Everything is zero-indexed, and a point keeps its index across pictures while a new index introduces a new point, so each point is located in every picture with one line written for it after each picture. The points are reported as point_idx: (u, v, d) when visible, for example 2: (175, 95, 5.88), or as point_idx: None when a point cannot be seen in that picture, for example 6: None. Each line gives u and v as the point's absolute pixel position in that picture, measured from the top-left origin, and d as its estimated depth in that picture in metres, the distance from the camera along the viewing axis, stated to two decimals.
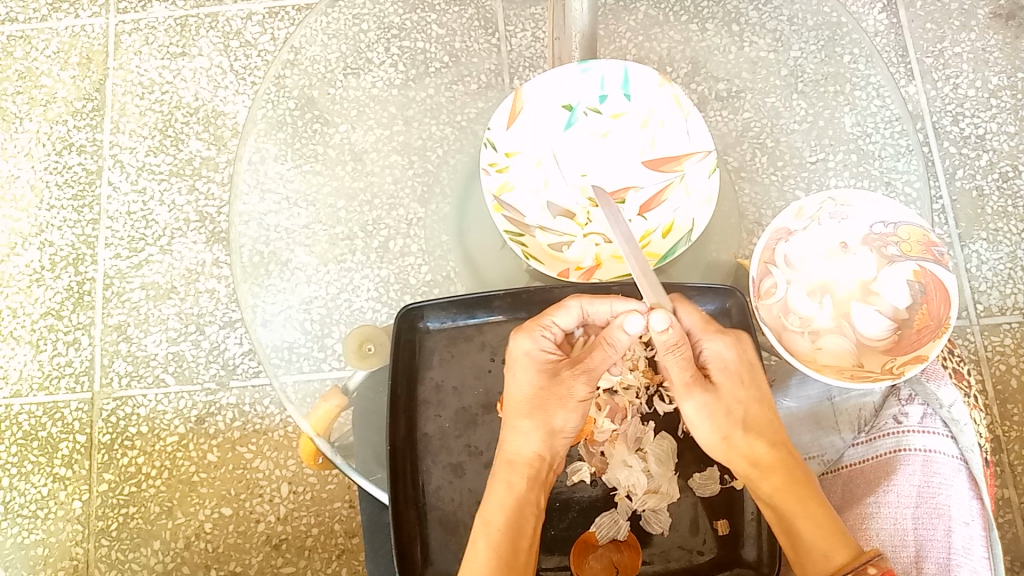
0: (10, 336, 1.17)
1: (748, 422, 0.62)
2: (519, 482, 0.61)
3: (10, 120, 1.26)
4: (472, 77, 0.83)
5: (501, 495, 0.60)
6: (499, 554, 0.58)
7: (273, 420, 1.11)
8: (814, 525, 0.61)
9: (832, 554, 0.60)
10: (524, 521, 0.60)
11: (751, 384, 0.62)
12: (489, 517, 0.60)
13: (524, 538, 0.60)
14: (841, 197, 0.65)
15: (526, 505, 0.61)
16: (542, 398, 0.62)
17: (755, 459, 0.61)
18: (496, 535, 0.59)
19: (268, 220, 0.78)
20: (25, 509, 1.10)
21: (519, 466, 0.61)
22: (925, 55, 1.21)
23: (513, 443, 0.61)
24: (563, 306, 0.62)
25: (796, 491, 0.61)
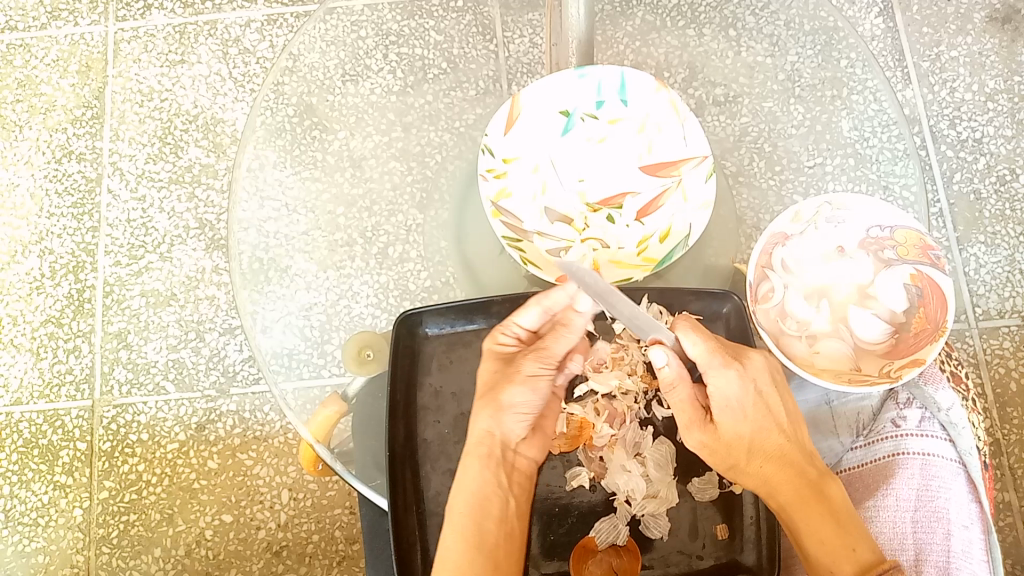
0: (10, 344, 1.17)
1: (755, 443, 0.61)
2: (478, 467, 0.63)
3: (10, 129, 1.27)
4: (471, 83, 0.84)
5: (465, 482, 0.62)
6: (470, 540, 0.61)
7: (274, 427, 1.11)
8: (821, 540, 0.60)
9: (839, 570, 0.60)
10: (491, 505, 0.62)
11: (757, 407, 0.61)
12: (454, 502, 0.62)
13: (492, 522, 0.62)
14: (838, 201, 0.65)
15: (489, 490, 0.62)
16: (496, 381, 0.64)
17: (762, 479, 0.61)
18: (464, 521, 0.62)
19: (267, 228, 0.79)
20: (25, 517, 1.10)
21: (475, 448, 0.63)
22: (922, 59, 1.21)
23: (474, 427, 0.64)
24: (524, 306, 0.63)
25: (805, 509, 0.60)
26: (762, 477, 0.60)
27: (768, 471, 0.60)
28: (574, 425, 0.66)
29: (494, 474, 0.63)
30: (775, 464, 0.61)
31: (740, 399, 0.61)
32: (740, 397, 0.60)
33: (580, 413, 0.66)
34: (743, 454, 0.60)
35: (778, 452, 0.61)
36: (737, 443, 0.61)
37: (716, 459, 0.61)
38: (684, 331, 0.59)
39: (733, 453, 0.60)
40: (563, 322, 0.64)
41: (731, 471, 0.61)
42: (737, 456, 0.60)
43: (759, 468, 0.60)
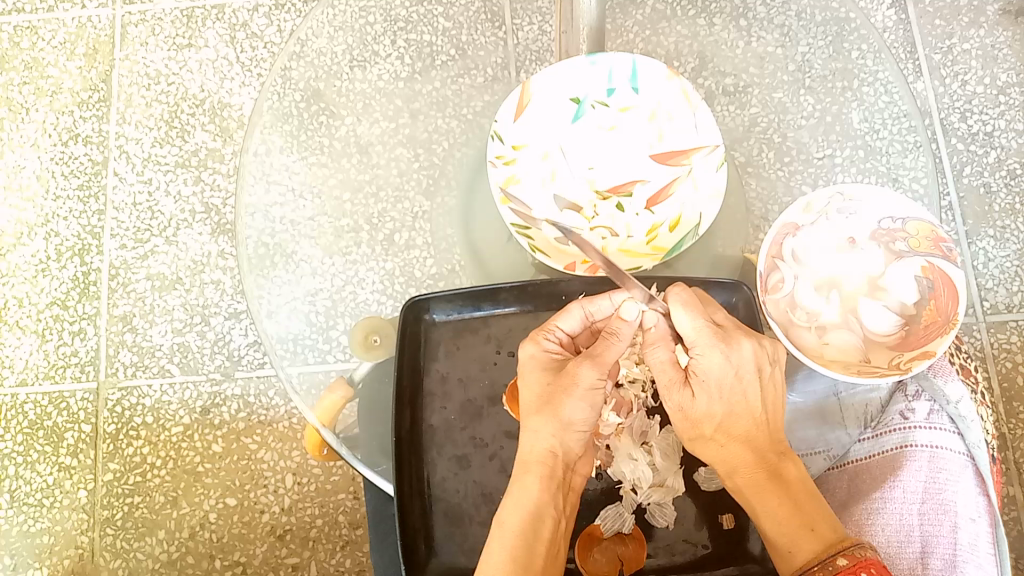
0: (16, 326, 1.17)
1: (725, 423, 0.60)
2: (537, 486, 0.60)
3: (17, 110, 1.26)
4: (478, 70, 0.83)
5: (521, 499, 0.59)
6: (514, 558, 0.57)
7: (278, 412, 1.11)
8: (781, 520, 0.59)
9: (799, 551, 0.58)
10: (543, 525, 0.59)
11: (737, 392, 0.60)
12: (505, 519, 0.60)
13: (541, 544, 0.59)
14: (849, 192, 0.64)
15: (545, 510, 0.60)
16: (553, 394, 0.62)
17: (722, 457, 0.60)
18: (512, 537, 0.58)
19: (274, 213, 0.78)
20: (30, 498, 1.10)
21: (536, 465, 0.60)
22: (934, 51, 1.20)
23: (534, 444, 0.61)
24: (567, 310, 0.63)
25: (762, 488, 0.59)
26: (721, 454, 0.60)
27: (732, 449, 0.60)
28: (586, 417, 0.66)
29: (551, 496, 0.60)
30: (738, 442, 0.60)
31: (722, 380, 0.60)
32: (721, 376, 0.59)
33: None
34: (707, 427, 0.60)
35: (745, 435, 0.60)
36: (705, 419, 0.60)
37: (684, 426, 0.61)
38: (675, 303, 0.59)
39: (699, 425, 0.60)
40: (612, 329, 0.61)
41: (692, 442, 0.61)
42: (697, 428, 0.61)
43: (720, 446, 0.60)
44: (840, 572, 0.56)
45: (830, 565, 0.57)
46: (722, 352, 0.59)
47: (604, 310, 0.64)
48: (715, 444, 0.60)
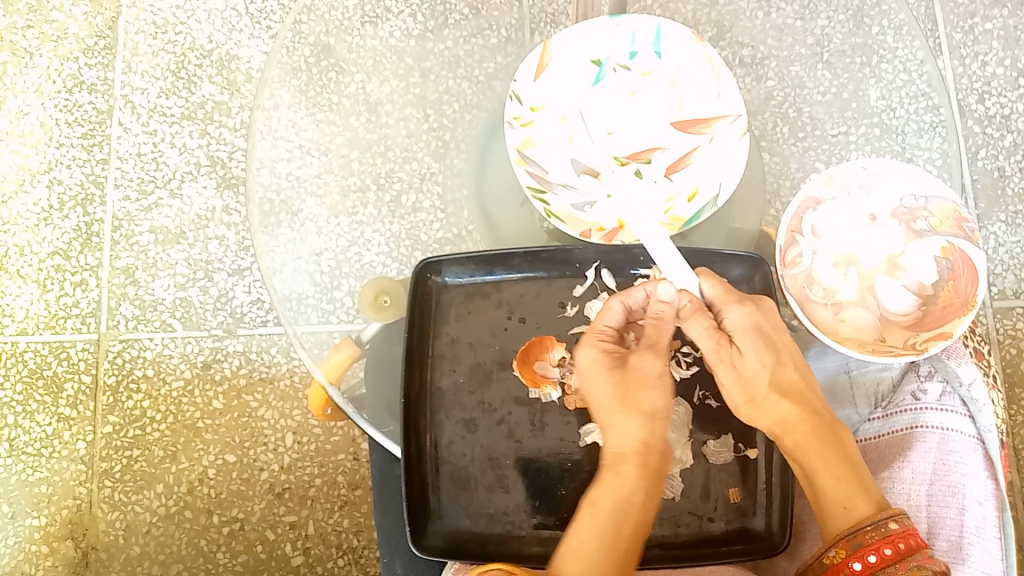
0: (17, 275, 1.16)
1: (776, 379, 0.61)
2: (634, 475, 0.60)
3: (21, 55, 1.24)
4: (492, 31, 0.80)
5: (614, 483, 0.60)
6: (605, 539, 0.58)
7: (280, 369, 1.11)
8: (836, 479, 0.60)
9: (857, 507, 0.59)
10: (633, 509, 0.60)
11: (775, 345, 0.62)
12: (597, 498, 0.60)
13: (629, 527, 0.59)
14: (873, 166, 0.65)
15: (636, 494, 0.60)
16: (626, 388, 0.62)
17: (778, 417, 0.61)
18: (603, 518, 0.59)
19: (280, 168, 0.77)
20: (29, 447, 1.10)
21: (627, 456, 0.61)
22: (955, 30, 1.18)
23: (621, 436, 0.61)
24: (607, 306, 0.63)
25: (817, 446, 0.60)
26: (776, 414, 0.61)
27: (784, 408, 0.61)
28: None
29: (645, 482, 0.60)
30: (790, 400, 0.61)
31: (759, 337, 0.61)
32: (756, 326, 0.61)
33: None
34: (760, 388, 0.61)
35: (796, 395, 0.61)
36: (755, 377, 0.61)
37: (738, 392, 0.61)
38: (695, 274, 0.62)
39: (752, 387, 0.61)
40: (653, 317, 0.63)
41: (748, 405, 0.61)
42: (754, 388, 0.61)
43: (776, 406, 0.61)
44: (890, 535, 0.57)
45: (884, 527, 0.57)
46: (752, 311, 0.61)
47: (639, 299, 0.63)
48: (772, 400, 0.61)
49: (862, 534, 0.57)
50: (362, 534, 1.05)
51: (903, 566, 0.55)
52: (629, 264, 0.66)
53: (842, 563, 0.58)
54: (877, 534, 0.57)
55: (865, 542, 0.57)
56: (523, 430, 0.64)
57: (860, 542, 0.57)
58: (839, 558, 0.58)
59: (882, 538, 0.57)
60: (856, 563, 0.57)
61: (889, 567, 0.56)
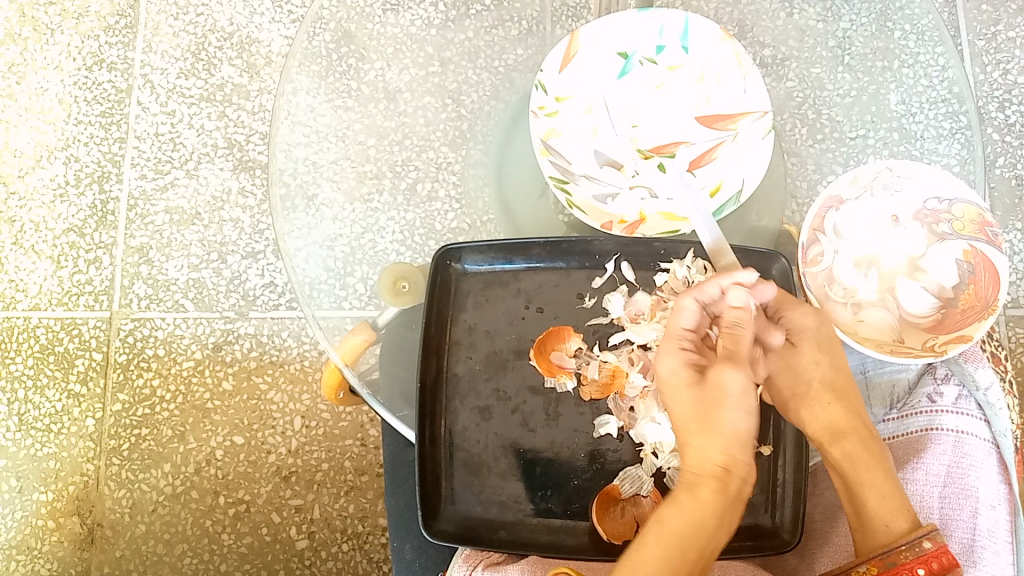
0: (32, 250, 1.16)
1: (826, 381, 0.62)
2: (713, 495, 0.55)
3: (42, 31, 1.24)
4: (514, 22, 0.81)
5: (691, 504, 0.54)
6: (674, 561, 0.53)
7: (290, 353, 1.11)
8: (878, 497, 0.59)
9: (895, 525, 0.58)
10: (707, 535, 0.54)
11: (831, 349, 0.62)
12: (668, 519, 0.55)
13: (699, 550, 0.54)
14: (899, 168, 0.65)
15: (713, 518, 0.54)
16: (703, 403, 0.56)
17: (824, 420, 0.62)
18: (673, 539, 0.54)
19: (297, 153, 0.77)
20: (38, 423, 1.10)
21: (706, 477, 0.55)
22: (978, 37, 1.18)
23: (700, 454, 0.56)
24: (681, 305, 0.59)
25: (862, 457, 0.61)
26: (822, 418, 0.62)
27: (829, 413, 0.62)
28: (607, 372, 0.64)
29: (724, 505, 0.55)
30: (838, 404, 0.62)
31: (818, 339, 0.62)
32: (816, 330, 0.62)
33: (614, 362, 0.65)
34: (811, 389, 0.62)
35: (847, 404, 0.62)
36: (807, 374, 0.62)
37: (787, 385, 0.63)
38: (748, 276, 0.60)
39: (801, 383, 0.62)
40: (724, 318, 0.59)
41: (794, 400, 0.63)
42: (801, 383, 0.63)
43: (822, 408, 0.62)
44: (925, 555, 0.55)
45: (917, 546, 0.56)
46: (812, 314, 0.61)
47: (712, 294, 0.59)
48: (816, 403, 0.62)
49: (897, 552, 0.56)
50: (367, 521, 1.05)
51: None
52: (650, 257, 0.66)
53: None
54: (911, 554, 0.56)
55: (899, 561, 0.56)
56: (537, 419, 0.63)
57: (893, 560, 0.56)
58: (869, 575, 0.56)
59: (916, 558, 0.55)
60: None
61: None
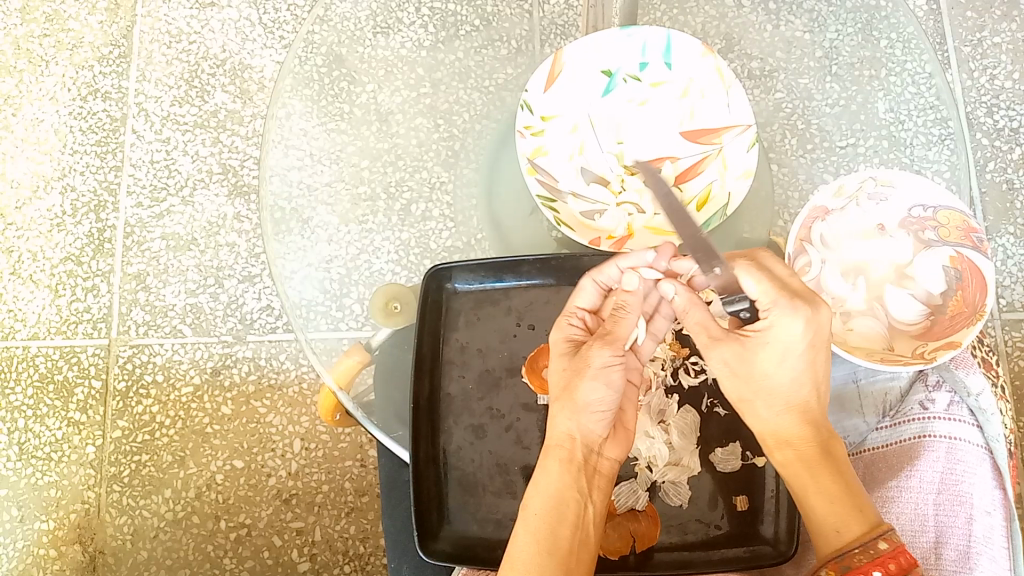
0: (29, 280, 1.17)
1: (789, 388, 0.59)
2: (558, 471, 0.59)
3: (36, 63, 1.25)
4: (503, 42, 0.81)
5: (544, 484, 0.58)
6: (541, 545, 0.56)
7: (289, 375, 1.11)
8: (828, 502, 0.58)
9: (847, 530, 0.57)
10: (567, 509, 0.58)
11: (815, 357, 0.58)
12: (529, 503, 0.58)
13: (567, 528, 0.57)
14: (884, 177, 0.65)
15: (567, 494, 0.58)
16: (569, 377, 0.60)
17: (774, 428, 0.60)
18: (538, 523, 0.57)
19: (291, 177, 0.77)
20: (39, 452, 1.11)
21: (555, 449, 0.60)
22: (964, 43, 1.19)
23: (553, 428, 0.60)
24: (580, 286, 0.62)
25: (814, 466, 0.58)
26: (775, 422, 0.59)
27: (784, 419, 0.59)
28: None
29: (574, 477, 0.59)
30: (793, 413, 0.59)
31: (799, 347, 0.57)
32: (802, 339, 0.57)
33: None
34: (761, 395, 0.59)
35: (804, 410, 0.59)
36: (760, 379, 0.59)
37: (733, 385, 0.60)
38: (743, 269, 0.58)
39: (751, 387, 0.59)
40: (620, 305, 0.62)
41: (740, 405, 0.60)
42: (755, 390, 0.59)
43: (773, 414, 0.59)
44: (880, 556, 0.55)
45: (872, 549, 0.55)
46: (803, 317, 0.56)
47: (613, 276, 0.62)
48: (766, 408, 0.60)
49: (851, 556, 0.56)
50: (368, 542, 1.05)
51: None
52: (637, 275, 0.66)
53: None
54: (864, 557, 0.55)
55: (853, 565, 0.56)
56: (531, 437, 0.64)
57: (848, 565, 0.56)
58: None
59: (871, 561, 0.55)
60: None
61: None
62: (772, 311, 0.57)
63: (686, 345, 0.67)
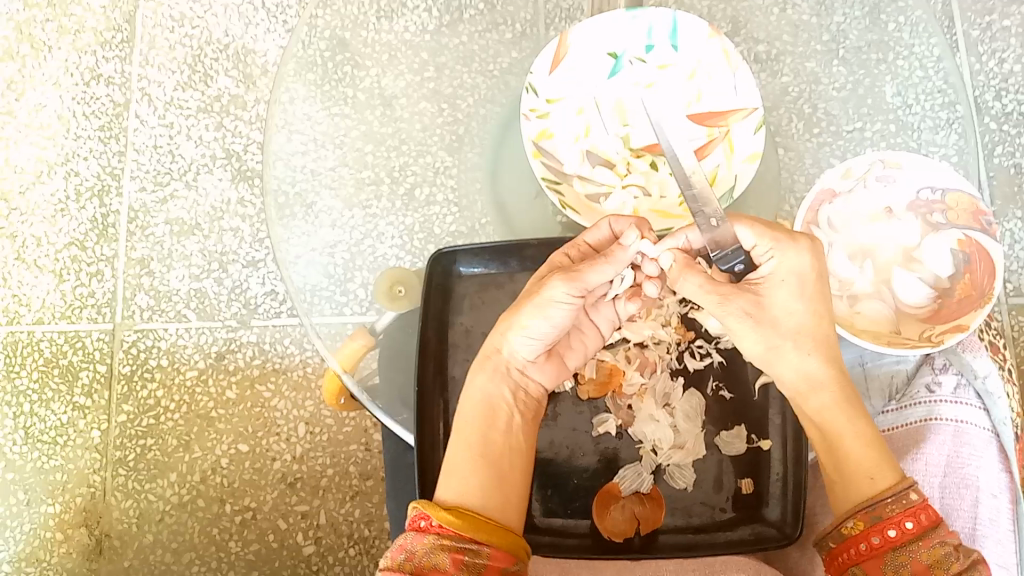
0: (33, 264, 1.17)
1: (808, 332, 0.59)
2: (486, 379, 0.61)
3: (39, 47, 1.25)
4: (508, 26, 0.80)
5: (474, 392, 0.61)
6: (473, 446, 0.59)
7: (293, 361, 1.11)
8: (862, 448, 0.58)
9: (880, 477, 0.57)
10: (497, 415, 0.60)
11: (823, 293, 0.59)
12: (463, 413, 0.61)
13: (498, 434, 0.60)
14: (890, 159, 0.66)
15: (498, 403, 0.61)
16: (521, 298, 0.61)
17: (804, 371, 0.59)
18: (469, 431, 0.60)
19: (296, 162, 0.77)
20: (44, 436, 1.11)
21: (489, 359, 0.62)
22: (972, 27, 1.18)
23: (489, 339, 0.62)
24: (595, 225, 0.63)
25: (848, 410, 0.59)
26: (807, 366, 0.59)
27: (813, 363, 0.59)
28: (604, 371, 0.66)
29: (502, 387, 0.61)
30: (819, 357, 0.59)
31: (807, 281, 0.59)
32: (805, 271, 0.58)
33: (612, 360, 0.66)
34: (784, 339, 0.59)
35: (829, 355, 0.60)
36: (782, 321, 0.59)
37: (755, 337, 0.59)
38: (738, 222, 0.59)
39: (772, 333, 0.59)
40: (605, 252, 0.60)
41: (767, 356, 0.60)
42: (777, 336, 0.59)
43: (800, 359, 0.59)
44: (912, 508, 0.56)
45: (904, 499, 0.56)
46: (807, 249, 0.58)
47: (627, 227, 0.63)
48: (794, 352, 0.59)
49: (883, 506, 0.56)
50: (373, 526, 1.05)
51: (925, 543, 0.55)
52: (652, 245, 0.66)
53: (860, 535, 0.57)
54: (898, 506, 0.56)
55: (884, 515, 0.56)
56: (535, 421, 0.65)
57: (879, 515, 0.56)
58: (857, 530, 0.57)
59: (903, 511, 0.56)
60: (875, 537, 0.56)
61: (911, 541, 0.55)
62: (772, 253, 0.59)
63: (692, 328, 0.66)
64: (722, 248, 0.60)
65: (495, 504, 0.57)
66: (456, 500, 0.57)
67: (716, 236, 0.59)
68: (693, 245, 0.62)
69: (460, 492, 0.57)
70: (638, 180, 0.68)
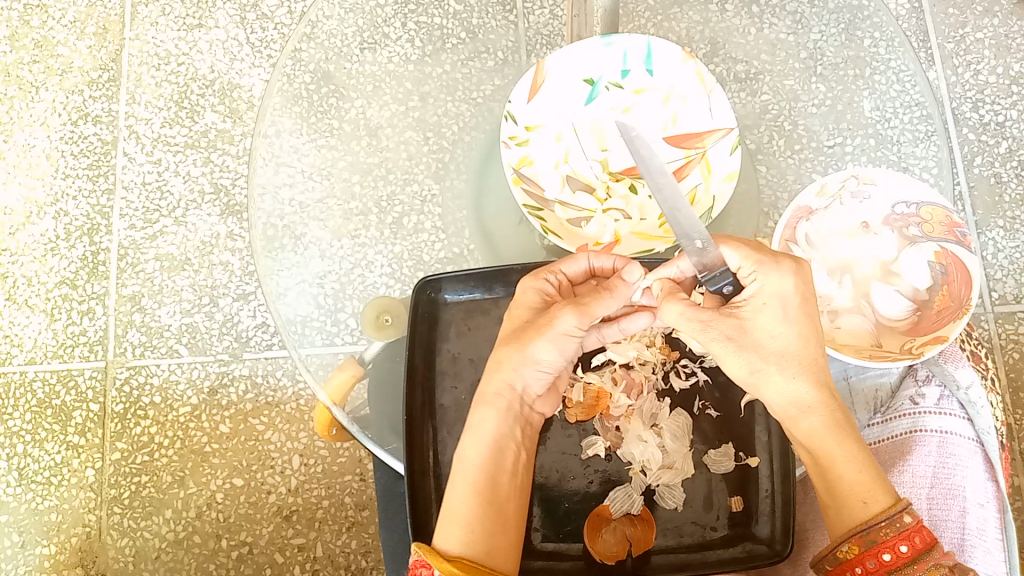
0: (24, 305, 1.17)
1: (796, 353, 0.59)
2: (496, 418, 0.61)
3: (27, 89, 1.26)
4: (489, 54, 0.82)
5: (481, 433, 0.61)
6: (477, 491, 0.59)
7: (285, 393, 1.11)
8: (855, 473, 0.58)
9: (874, 502, 0.58)
10: (504, 456, 0.61)
11: (808, 314, 0.60)
12: (467, 453, 0.61)
13: (505, 476, 0.60)
14: (864, 176, 0.67)
15: (506, 442, 0.61)
16: (525, 330, 0.62)
17: (793, 396, 0.59)
18: (475, 473, 0.60)
19: (283, 194, 0.78)
20: (38, 476, 1.11)
21: (494, 398, 0.62)
22: (946, 40, 1.20)
23: (494, 376, 0.62)
24: (573, 256, 0.64)
25: (838, 435, 0.59)
26: (793, 390, 0.59)
27: (800, 386, 0.59)
28: (591, 394, 0.66)
29: (511, 426, 0.62)
30: (807, 379, 0.59)
31: (790, 304, 0.59)
32: (788, 294, 0.59)
33: (598, 383, 0.66)
34: (771, 362, 0.59)
35: (818, 378, 0.60)
36: (766, 344, 0.59)
37: (739, 362, 0.59)
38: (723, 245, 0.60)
39: (758, 356, 0.59)
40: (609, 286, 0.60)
41: (754, 379, 0.60)
42: (763, 359, 0.59)
43: (787, 381, 0.59)
44: (906, 531, 0.56)
45: (898, 522, 0.57)
46: (790, 272, 0.59)
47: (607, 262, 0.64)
48: (780, 376, 0.59)
49: (877, 530, 0.57)
50: (370, 556, 1.05)
51: (920, 566, 0.56)
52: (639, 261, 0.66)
53: (856, 559, 0.58)
54: (892, 531, 0.57)
55: (879, 539, 0.57)
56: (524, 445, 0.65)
57: (874, 539, 0.57)
58: (852, 554, 0.58)
59: (897, 534, 0.57)
60: (871, 561, 0.57)
61: (906, 565, 0.56)
62: (756, 275, 0.59)
63: (676, 348, 0.66)
64: (709, 272, 0.60)
65: (498, 552, 0.58)
66: (460, 551, 0.57)
67: (703, 259, 0.60)
68: (685, 274, 0.62)
69: (463, 541, 0.57)
70: (618, 205, 0.69)
